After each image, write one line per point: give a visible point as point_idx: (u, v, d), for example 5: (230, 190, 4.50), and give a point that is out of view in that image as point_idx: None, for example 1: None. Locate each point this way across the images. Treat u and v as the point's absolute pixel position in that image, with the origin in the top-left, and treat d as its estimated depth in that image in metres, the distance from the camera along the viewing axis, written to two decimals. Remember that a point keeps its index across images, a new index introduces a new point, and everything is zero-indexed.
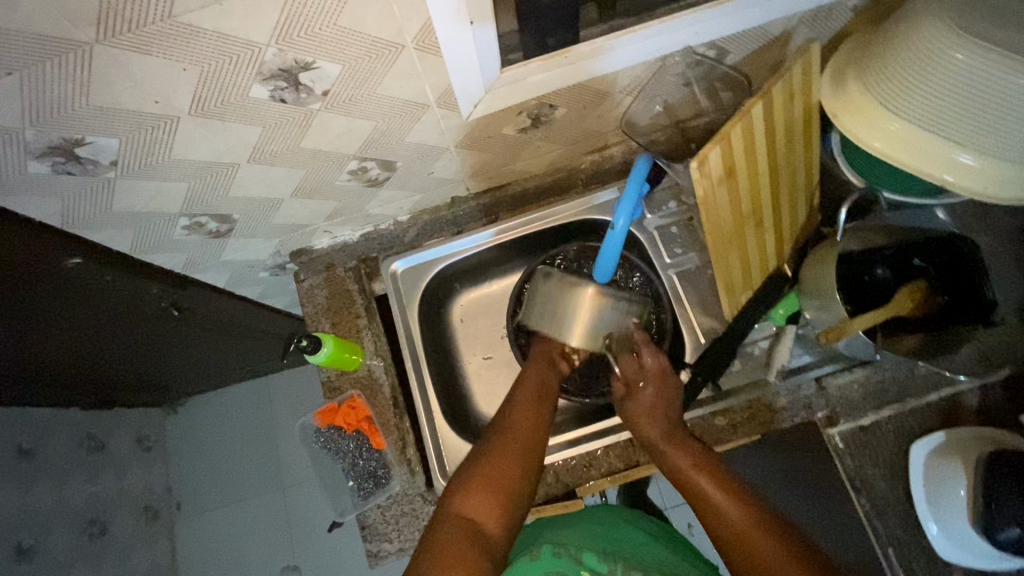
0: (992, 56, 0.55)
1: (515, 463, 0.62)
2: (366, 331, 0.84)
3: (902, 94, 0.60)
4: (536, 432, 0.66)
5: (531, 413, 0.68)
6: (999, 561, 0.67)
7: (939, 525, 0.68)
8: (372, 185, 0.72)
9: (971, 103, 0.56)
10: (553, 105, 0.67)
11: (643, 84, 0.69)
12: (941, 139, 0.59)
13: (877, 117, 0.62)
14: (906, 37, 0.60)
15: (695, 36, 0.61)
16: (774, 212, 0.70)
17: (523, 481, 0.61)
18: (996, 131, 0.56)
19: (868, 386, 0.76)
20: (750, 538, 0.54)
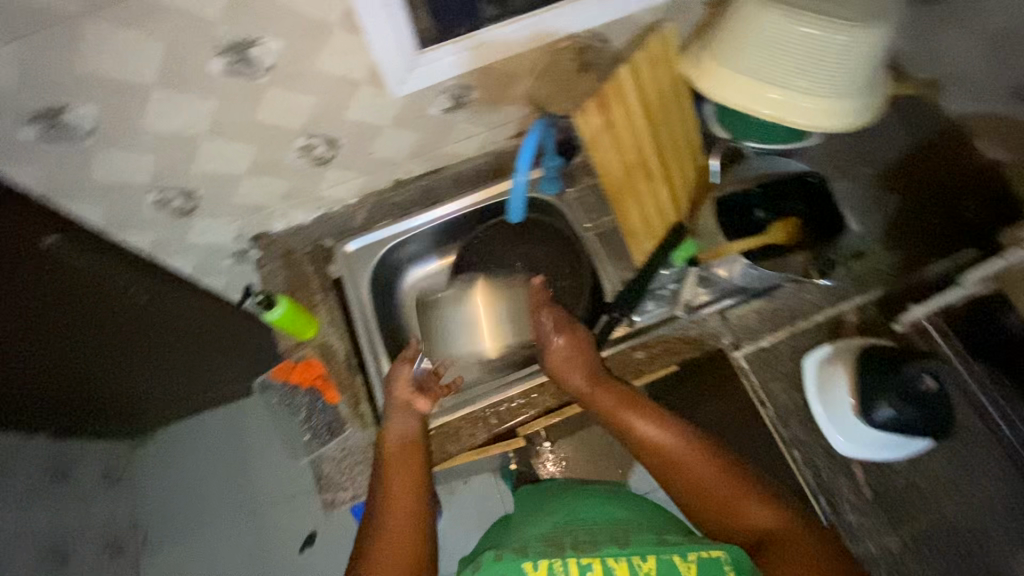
0: (821, 24, 0.69)
1: (405, 524, 0.61)
2: (322, 304, 0.93)
3: (745, 54, 0.74)
4: (418, 489, 0.65)
5: (410, 470, 0.67)
6: (910, 448, 0.74)
7: (844, 435, 0.76)
8: (320, 163, 0.84)
9: (798, 52, 0.71)
10: (469, 85, 0.81)
11: (542, 68, 0.83)
12: (786, 84, 0.72)
13: (734, 78, 0.75)
14: (752, 20, 0.73)
15: (573, 22, 0.76)
16: (663, 166, 0.83)
17: (424, 541, 0.61)
18: (822, 72, 0.71)
19: (763, 313, 0.86)
20: (672, 460, 0.65)
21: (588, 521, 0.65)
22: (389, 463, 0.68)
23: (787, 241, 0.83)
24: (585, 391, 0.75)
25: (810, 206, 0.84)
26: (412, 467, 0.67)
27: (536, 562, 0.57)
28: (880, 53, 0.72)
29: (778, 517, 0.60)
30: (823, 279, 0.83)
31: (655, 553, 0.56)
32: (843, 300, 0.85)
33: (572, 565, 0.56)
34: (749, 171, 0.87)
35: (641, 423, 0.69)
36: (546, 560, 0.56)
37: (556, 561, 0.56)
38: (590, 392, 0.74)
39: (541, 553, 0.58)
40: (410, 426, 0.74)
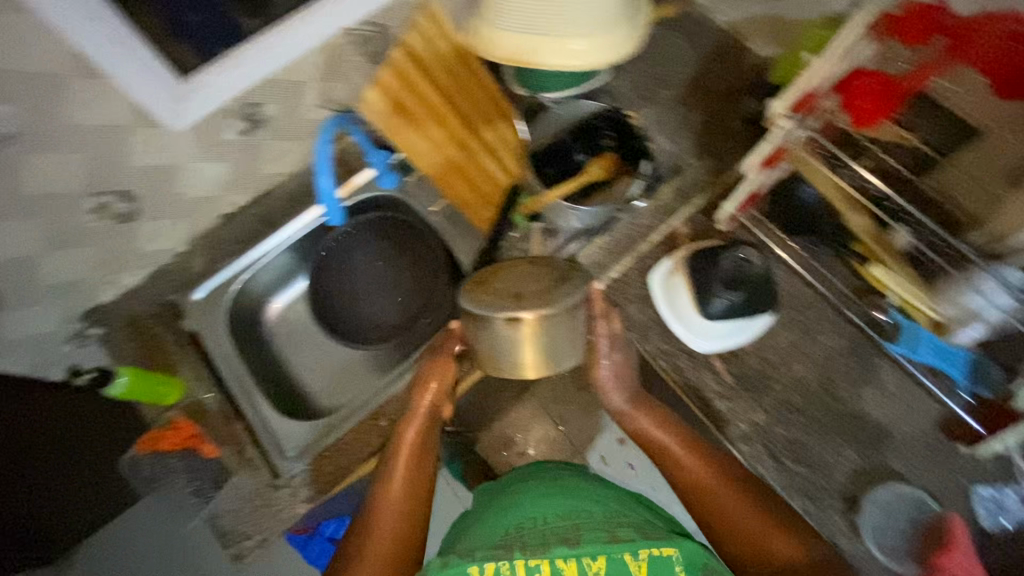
0: None
1: (393, 543, 0.63)
2: (181, 361, 0.89)
3: (510, 16, 0.76)
4: (414, 509, 0.67)
5: (408, 481, 0.69)
6: (752, 326, 0.81)
7: (697, 335, 0.81)
8: (125, 219, 0.80)
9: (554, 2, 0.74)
10: (257, 103, 0.79)
11: (329, 69, 0.83)
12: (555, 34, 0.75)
13: (508, 40, 0.77)
14: None
15: (339, 21, 0.76)
16: (471, 133, 0.86)
17: (411, 558, 0.64)
18: (582, 12, 0.74)
19: (607, 247, 0.91)
20: (693, 477, 0.68)
21: (543, 509, 0.66)
22: (387, 487, 0.68)
23: (605, 174, 0.90)
24: (623, 410, 0.75)
25: (615, 139, 0.92)
26: (412, 486, 0.69)
27: (482, 566, 0.58)
28: None
29: (791, 544, 0.60)
30: (638, 202, 0.90)
31: (604, 553, 0.58)
32: (672, 214, 0.91)
33: (519, 567, 0.58)
34: (558, 121, 0.94)
35: (673, 449, 0.71)
36: (492, 564, 0.58)
37: (501, 564, 0.58)
38: (626, 416, 0.75)
39: (488, 555, 0.60)
40: (421, 440, 0.74)
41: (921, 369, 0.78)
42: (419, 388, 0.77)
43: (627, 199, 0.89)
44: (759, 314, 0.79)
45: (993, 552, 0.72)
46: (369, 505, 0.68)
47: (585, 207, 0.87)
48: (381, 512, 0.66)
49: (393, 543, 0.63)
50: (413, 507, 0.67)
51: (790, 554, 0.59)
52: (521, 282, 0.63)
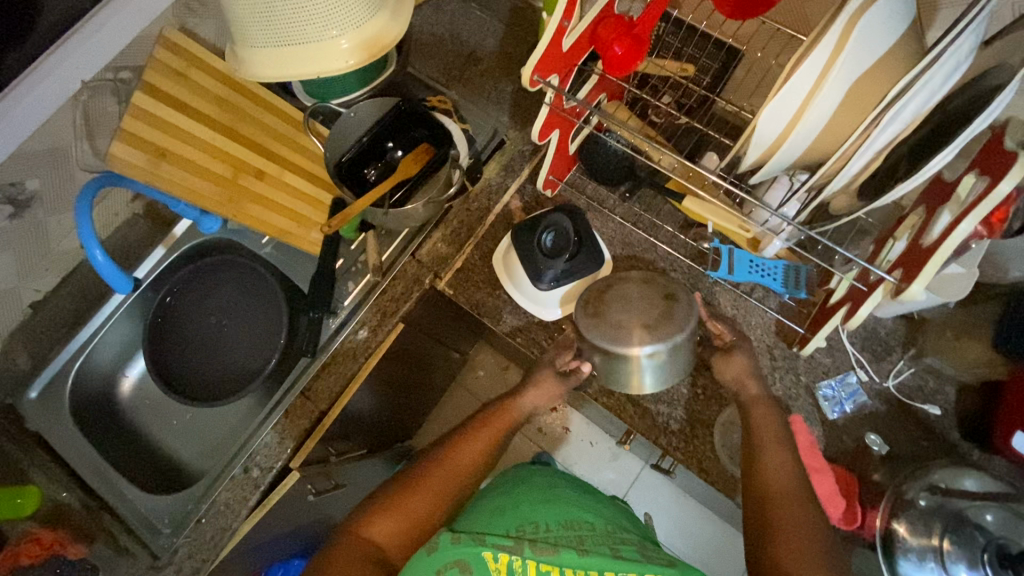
0: None
1: (429, 503, 0.72)
2: (30, 466, 0.84)
3: (245, 32, 0.72)
4: (461, 484, 0.75)
5: (473, 457, 0.77)
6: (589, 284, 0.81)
7: (540, 305, 0.83)
8: None
9: (282, 13, 0.69)
10: (17, 181, 0.73)
11: (90, 127, 0.77)
12: (292, 46, 0.70)
13: (253, 58, 0.73)
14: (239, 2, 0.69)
15: (83, 66, 0.69)
16: (266, 159, 0.80)
17: (434, 518, 0.72)
18: (314, 19, 0.69)
19: (445, 238, 0.90)
20: (762, 428, 0.68)
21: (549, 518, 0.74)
22: (442, 457, 0.76)
23: (421, 167, 0.86)
24: (750, 406, 0.71)
25: (424, 127, 0.88)
26: (475, 467, 0.76)
27: (495, 554, 0.66)
28: None
29: (789, 474, 0.65)
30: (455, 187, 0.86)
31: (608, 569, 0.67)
32: (503, 191, 0.91)
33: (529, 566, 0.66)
34: (362, 115, 0.85)
35: (783, 454, 0.67)
36: (505, 557, 0.66)
37: (513, 557, 0.66)
38: (750, 407, 0.71)
39: (500, 543, 0.67)
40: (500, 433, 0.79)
41: (754, 285, 0.81)
42: (533, 387, 0.80)
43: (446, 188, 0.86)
44: (590, 271, 0.80)
45: (846, 439, 0.76)
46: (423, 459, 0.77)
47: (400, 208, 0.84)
48: (437, 468, 0.75)
49: (426, 509, 0.72)
50: (459, 479, 0.75)
51: (778, 480, 0.65)
52: (627, 312, 0.69)
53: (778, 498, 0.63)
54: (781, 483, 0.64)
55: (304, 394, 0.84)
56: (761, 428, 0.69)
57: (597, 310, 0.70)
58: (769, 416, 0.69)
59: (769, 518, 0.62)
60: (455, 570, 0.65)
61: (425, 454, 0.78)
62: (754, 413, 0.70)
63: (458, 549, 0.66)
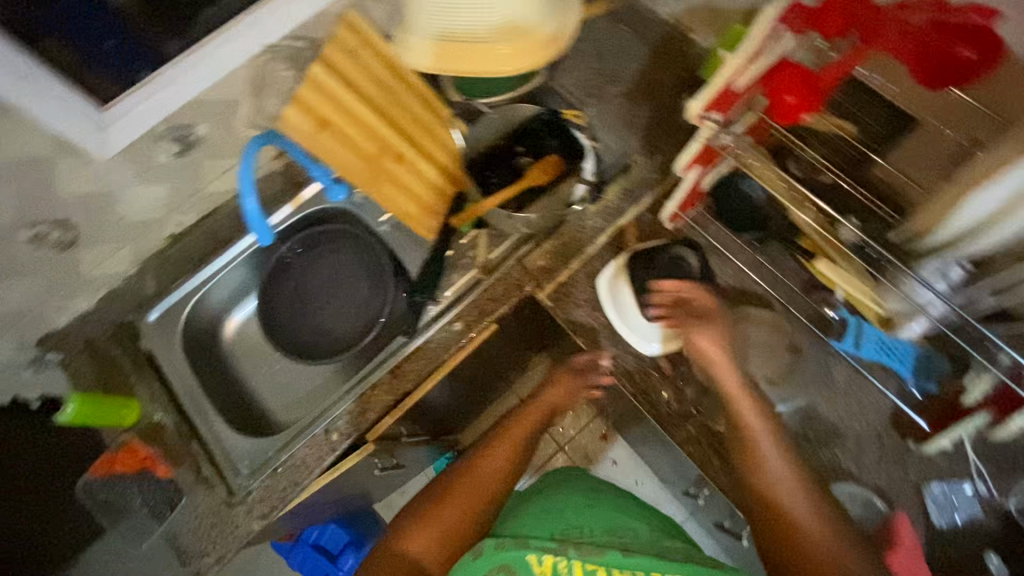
0: None
1: (462, 514, 0.71)
2: (136, 381, 0.90)
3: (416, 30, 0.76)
4: (496, 486, 0.75)
5: (500, 461, 0.77)
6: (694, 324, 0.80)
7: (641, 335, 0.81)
8: (66, 247, 0.80)
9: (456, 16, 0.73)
10: (188, 125, 0.79)
11: (258, 85, 0.82)
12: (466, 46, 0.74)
13: (425, 47, 0.76)
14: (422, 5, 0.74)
15: (258, 37, 0.75)
16: (407, 143, 0.84)
17: (472, 526, 0.71)
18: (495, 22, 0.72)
19: (556, 251, 0.90)
20: (756, 453, 0.68)
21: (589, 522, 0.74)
22: (468, 472, 0.75)
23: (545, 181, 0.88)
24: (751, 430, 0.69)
25: (559, 140, 0.90)
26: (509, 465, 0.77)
27: (540, 557, 0.65)
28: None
29: (788, 478, 0.65)
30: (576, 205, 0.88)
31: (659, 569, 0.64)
32: (621, 215, 0.90)
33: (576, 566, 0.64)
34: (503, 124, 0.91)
35: (803, 495, 0.64)
36: (551, 560, 0.64)
37: (562, 560, 0.64)
38: (753, 432, 0.69)
39: (545, 547, 0.66)
40: (532, 429, 0.82)
41: (875, 365, 0.77)
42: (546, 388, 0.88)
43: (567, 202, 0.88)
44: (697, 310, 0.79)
45: (949, 550, 0.70)
46: (452, 472, 0.76)
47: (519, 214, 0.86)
48: (469, 476, 0.75)
49: (457, 525, 0.70)
50: (486, 489, 0.74)
51: (790, 504, 0.64)
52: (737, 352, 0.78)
53: (795, 520, 0.62)
54: (782, 487, 0.65)
55: (392, 372, 0.87)
56: (763, 456, 0.67)
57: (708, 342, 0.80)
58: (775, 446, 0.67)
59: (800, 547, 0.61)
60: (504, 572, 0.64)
61: (453, 469, 0.77)
62: (754, 432, 0.69)
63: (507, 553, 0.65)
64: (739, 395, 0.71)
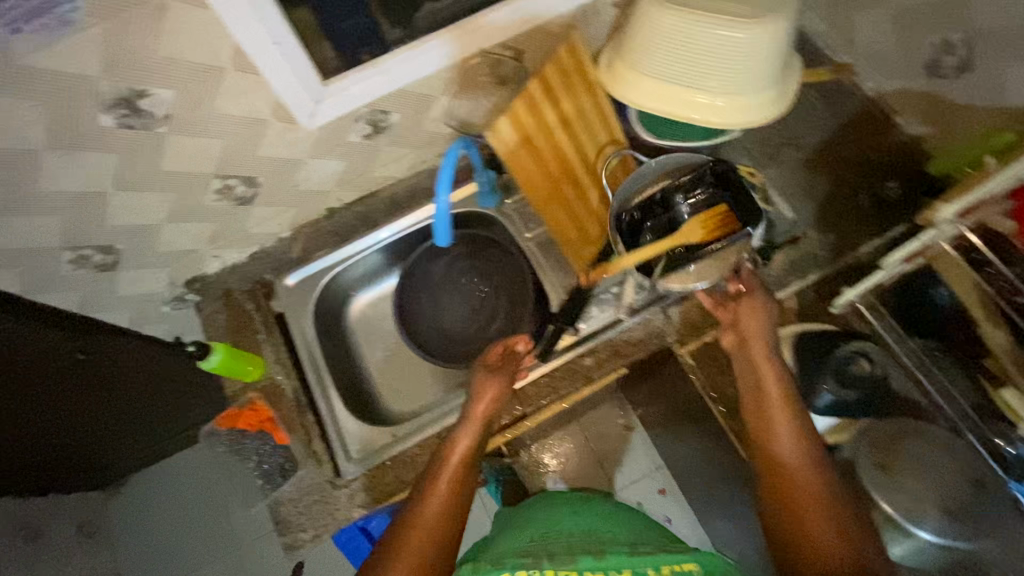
0: (701, 19, 0.68)
1: (427, 551, 0.62)
2: (265, 341, 0.92)
3: (627, 46, 0.76)
4: (456, 502, 0.67)
5: (454, 486, 0.68)
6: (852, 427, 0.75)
7: None
8: (242, 203, 0.82)
9: (672, 52, 0.71)
10: (384, 111, 0.80)
11: (458, 85, 0.82)
12: (661, 59, 0.72)
13: (639, 34, 0.74)
14: (640, 23, 0.73)
15: (484, 38, 0.76)
16: (586, 172, 0.84)
17: (443, 548, 0.63)
18: (710, 67, 0.70)
19: (705, 309, 0.87)
20: (778, 438, 0.67)
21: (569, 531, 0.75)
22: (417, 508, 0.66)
23: (701, 242, 0.77)
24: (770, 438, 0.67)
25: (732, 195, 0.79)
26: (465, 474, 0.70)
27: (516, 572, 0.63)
28: (782, 42, 0.69)
29: (804, 457, 0.65)
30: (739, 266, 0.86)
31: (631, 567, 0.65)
32: (781, 287, 0.86)
33: (547, 573, 0.63)
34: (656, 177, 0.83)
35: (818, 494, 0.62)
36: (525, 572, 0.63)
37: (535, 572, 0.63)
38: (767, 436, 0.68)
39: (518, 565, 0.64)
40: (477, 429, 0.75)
41: None
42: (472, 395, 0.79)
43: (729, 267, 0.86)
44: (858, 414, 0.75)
45: None
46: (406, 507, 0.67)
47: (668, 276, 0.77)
48: (423, 511, 0.65)
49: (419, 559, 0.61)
50: (445, 518, 0.65)
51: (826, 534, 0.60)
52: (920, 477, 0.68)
53: (796, 470, 0.64)
54: (791, 460, 0.65)
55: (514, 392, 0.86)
56: (782, 435, 0.67)
57: (885, 459, 0.70)
58: (812, 466, 0.64)
59: (805, 513, 0.61)
60: None
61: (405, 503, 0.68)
62: (773, 419, 0.68)
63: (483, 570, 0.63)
64: (768, 389, 0.70)
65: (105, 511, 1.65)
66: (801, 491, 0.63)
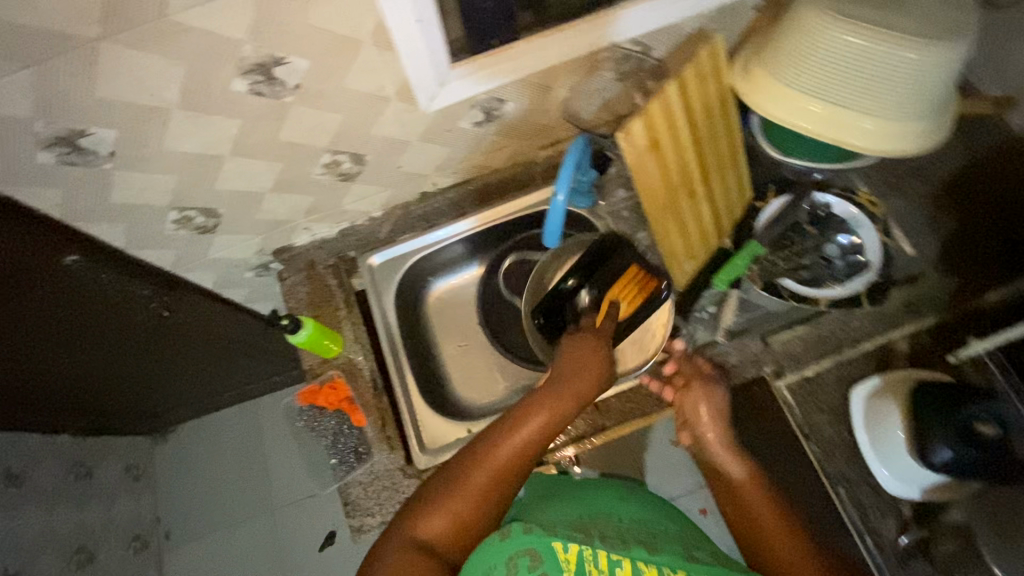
0: (866, 33, 0.64)
1: (478, 510, 0.58)
2: (345, 320, 0.91)
3: (773, 53, 0.72)
4: (519, 468, 0.61)
5: (528, 451, 0.61)
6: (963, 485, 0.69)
7: (887, 467, 0.74)
8: (345, 179, 0.80)
9: (828, 64, 0.67)
10: (501, 99, 0.76)
11: (579, 79, 0.79)
12: (799, 64, 0.69)
13: (791, 42, 0.70)
14: (794, 30, 0.69)
15: (618, 32, 0.72)
16: (704, 184, 0.78)
17: (485, 513, 0.58)
18: (865, 87, 0.66)
19: (809, 341, 0.82)
20: (728, 490, 0.66)
21: (616, 514, 0.66)
22: (481, 457, 0.60)
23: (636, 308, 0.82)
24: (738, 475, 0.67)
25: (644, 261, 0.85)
26: (541, 441, 0.63)
27: (565, 545, 0.54)
28: (948, 68, 0.66)
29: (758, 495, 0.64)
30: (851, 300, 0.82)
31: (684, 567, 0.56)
32: (893, 327, 0.81)
33: (599, 552, 0.55)
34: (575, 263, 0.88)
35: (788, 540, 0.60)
36: (577, 548, 0.54)
37: (585, 549, 0.54)
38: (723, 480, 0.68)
39: (570, 536, 0.56)
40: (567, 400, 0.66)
41: None
42: (584, 351, 0.72)
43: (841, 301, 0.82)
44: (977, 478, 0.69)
45: None
46: (469, 451, 0.61)
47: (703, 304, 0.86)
48: (480, 463, 0.59)
49: (472, 516, 0.57)
50: (508, 478, 0.60)
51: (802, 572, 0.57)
52: None
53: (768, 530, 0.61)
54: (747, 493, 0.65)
55: (595, 404, 0.84)
56: (740, 486, 0.66)
57: None
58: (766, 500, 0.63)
59: (783, 557, 0.59)
60: (529, 560, 0.52)
61: (471, 446, 0.62)
62: (722, 466, 0.68)
63: (530, 539, 0.54)
64: (717, 438, 0.70)
65: (152, 456, 1.70)
66: (775, 534, 0.60)
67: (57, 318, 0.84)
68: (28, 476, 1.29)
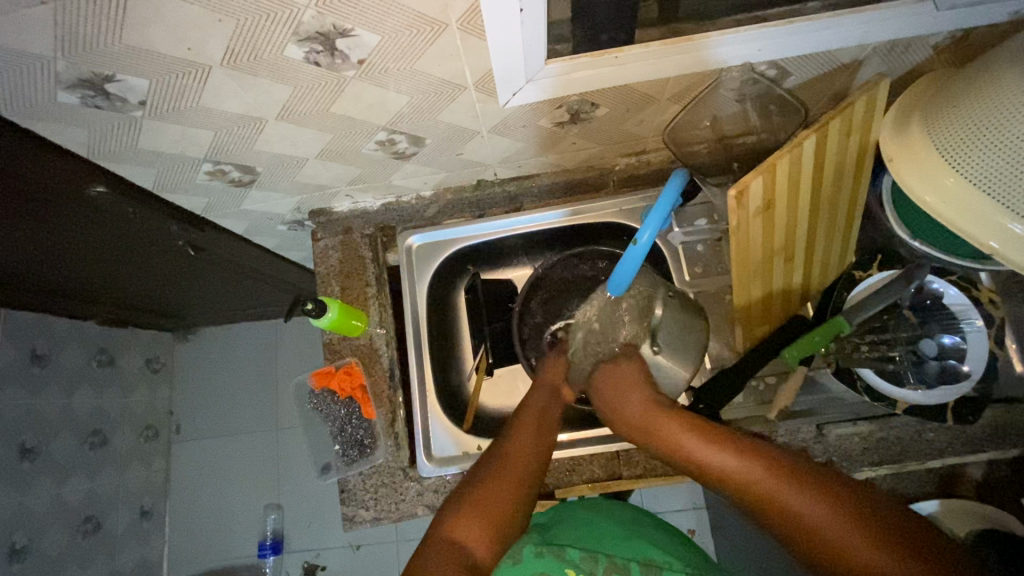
0: None
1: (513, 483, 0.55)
2: (373, 299, 0.84)
3: (940, 107, 0.56)
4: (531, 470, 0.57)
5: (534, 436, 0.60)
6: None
7: None
8: (399, 157, 0.71)
9: (996, 146, 0.51)
10: (595, 103, 0.64)
11: (694, 93, 0.65)
12: (958, 125, 0.54)
13: (969, 102, 0.53)
14: (978, 89, 0.53)
15: (757, 53, 0.57)
16: (806, 250, 0.69)
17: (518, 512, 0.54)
18: None
19: (870, 441, 0.73)
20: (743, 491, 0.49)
21: (627, 542, 0.65)
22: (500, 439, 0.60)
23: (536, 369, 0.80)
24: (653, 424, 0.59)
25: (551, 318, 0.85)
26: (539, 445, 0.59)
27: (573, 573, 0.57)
28: None
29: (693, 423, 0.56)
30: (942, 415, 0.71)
31: None
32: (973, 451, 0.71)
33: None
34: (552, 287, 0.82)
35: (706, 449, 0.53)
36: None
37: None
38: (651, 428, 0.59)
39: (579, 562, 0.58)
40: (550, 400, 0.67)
41: None
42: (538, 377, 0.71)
43: (926, 413, 0.71)
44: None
45: None
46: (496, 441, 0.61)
47: (762, 380, 0.77)
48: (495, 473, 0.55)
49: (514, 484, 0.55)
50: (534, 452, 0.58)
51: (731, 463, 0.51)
52: None
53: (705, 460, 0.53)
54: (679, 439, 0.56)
55: (618, 451, 0.78)
56: (795, 510, 0.45)
57: None
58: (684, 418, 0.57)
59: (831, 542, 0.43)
60: None
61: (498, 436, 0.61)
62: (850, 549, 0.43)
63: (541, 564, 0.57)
64: (791, 489, 0.46)
65: (172, 352, 1.75)
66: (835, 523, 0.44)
67: (81, 231, 0.79)
68: (55, 357, 1.32)
